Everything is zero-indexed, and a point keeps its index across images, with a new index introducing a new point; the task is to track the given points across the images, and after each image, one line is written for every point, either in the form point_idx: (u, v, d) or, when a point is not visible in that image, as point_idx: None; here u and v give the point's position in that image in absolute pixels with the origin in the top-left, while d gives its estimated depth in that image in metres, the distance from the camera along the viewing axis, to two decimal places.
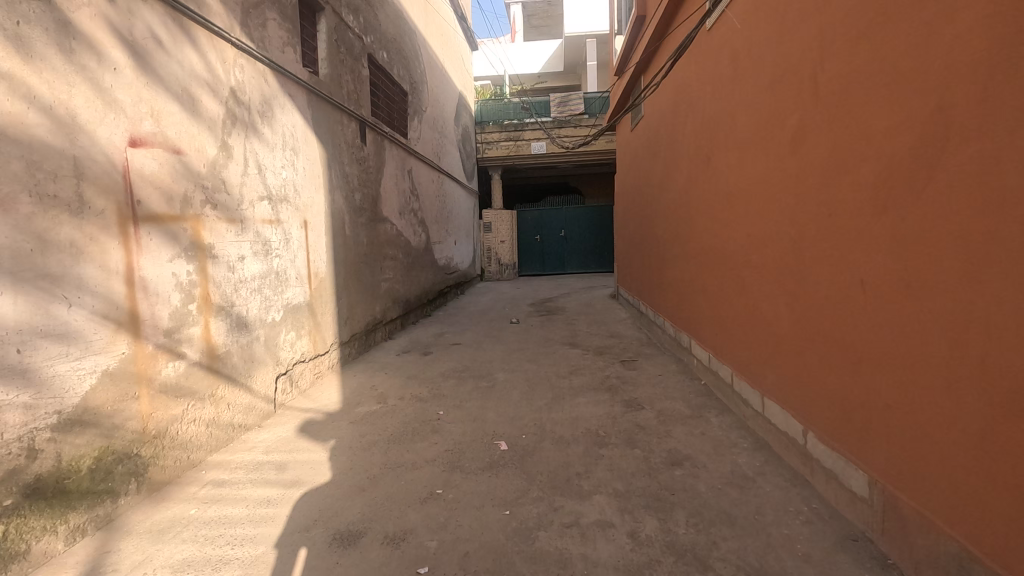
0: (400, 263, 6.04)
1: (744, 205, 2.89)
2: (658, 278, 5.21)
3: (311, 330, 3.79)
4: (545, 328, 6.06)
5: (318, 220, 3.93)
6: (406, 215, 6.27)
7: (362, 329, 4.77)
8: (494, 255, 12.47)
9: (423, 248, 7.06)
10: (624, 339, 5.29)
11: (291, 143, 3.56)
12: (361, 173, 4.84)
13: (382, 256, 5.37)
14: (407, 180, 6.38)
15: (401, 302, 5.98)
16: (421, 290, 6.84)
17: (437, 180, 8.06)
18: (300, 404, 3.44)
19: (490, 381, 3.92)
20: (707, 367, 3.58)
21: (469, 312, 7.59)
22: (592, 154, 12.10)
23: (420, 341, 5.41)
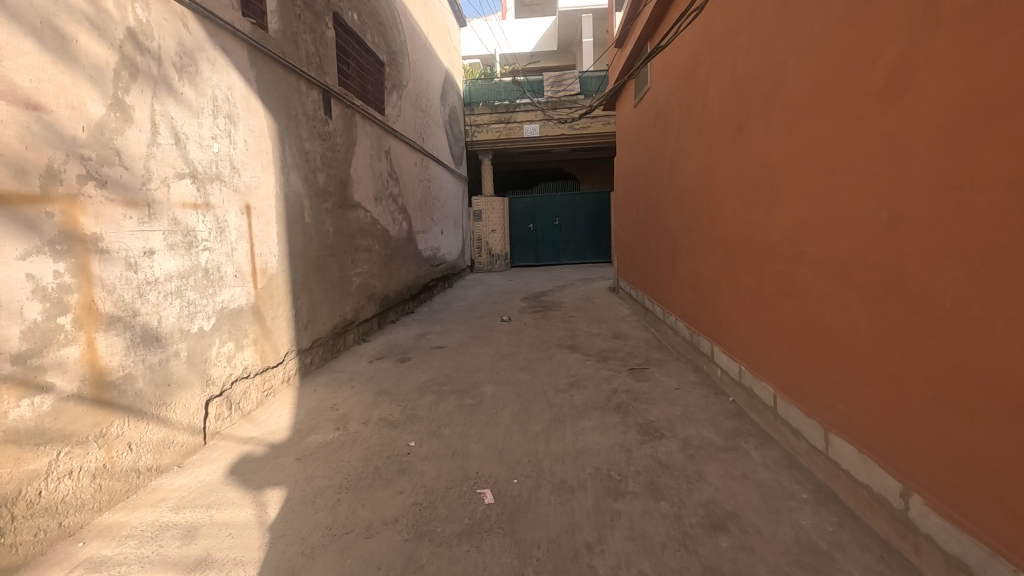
0: (377, 255, 5.36)
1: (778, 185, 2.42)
2: (666, 271, 4.68)
3: (258, 338, 3.12)
4: (540, 326, 5.43)
5: (266, 205, 3.25)
6: (383, 202, 5.59)
7: (328, 332, 4.12)
8: (484, 245, 11.79)
9: (405, 238, 6.39)
10: (629, 340, 4.66)
11: (226, 108, 2.87)
12: (325, 150, 4.14)
13: (353, 247, 4.69)
14: (385, 162, 5.69)
15: (377, 299, 5.31)
16: (401, 285, 6.18)
17: (420, 165, 7.37)
18: (239, 432, 2.79)
19: (475, 396, 3.29)
20: (737, 382, 2.96)
21: (456, 308, 6.93)
22: (588, 138, 11.41)
23: (398, 344, 4.76)
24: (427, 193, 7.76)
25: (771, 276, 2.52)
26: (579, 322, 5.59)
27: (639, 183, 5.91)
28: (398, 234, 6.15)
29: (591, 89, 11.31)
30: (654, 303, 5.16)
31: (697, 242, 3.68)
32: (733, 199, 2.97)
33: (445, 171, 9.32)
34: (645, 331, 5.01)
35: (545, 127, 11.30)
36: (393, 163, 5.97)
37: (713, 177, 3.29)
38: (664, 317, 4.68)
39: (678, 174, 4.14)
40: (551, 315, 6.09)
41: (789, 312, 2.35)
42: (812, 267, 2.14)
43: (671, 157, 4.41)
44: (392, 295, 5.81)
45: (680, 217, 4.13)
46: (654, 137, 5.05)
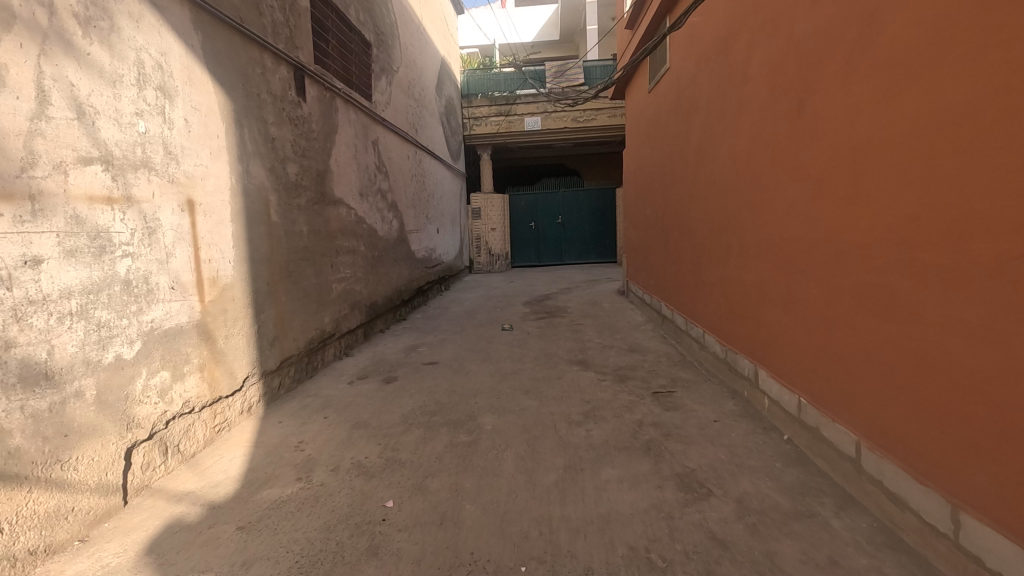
0: (363, 258, 4.79)
1: (848, 175, 1.96)
2: (684, 276, 4.27)
3: (206, 363, 2.56)
4: (545, 337, 4.87)
5: (218, 201, 2.68)
6: (370, 198, 5.03)
7: (301, 349, 3.55)
8: (483, 245, 11.22)
9: (396, 239, 5.83)
10: (648, 355, 4.10)
11: (158, 78, 2.29)
12: (298, 138, 3.58)
13: (333, 249, 4.13)
14: (372, 155, 5.12)
15: (363, 307, 4.74)
16: (392, 290, 5.61)
17: (414, 159, 6.80)
18: (174, 485, 2.22)
19: (472, 431, 2.72)
20: (796, 417, 2.41)
21: (453, 314, 6.37)
22: (593, 131, 10.85)
23: (385, 360, 4.20)
24: (422, 190, 7.19)
25: (833, 286, 2.09)
26: (588, 332, 5.02)
27: (651, 179, 5.46)
28: (388, 234, 5.58)
29: (595, 79, 10.74)
30: (670, 310, 4.71)
31: (725, 244, 3.28)
32: (776, 196, 2.56)
33: (442, 166, 8.75)
34: (665, 343, 4.45)
35: (548, 120, 10.74)
36: (382, 156, 5.40)
37: (748, 171, 2.88)
38: (688, 329, 4.13)
39: (702, 168, 3.72)
40: (557, 323, 5.52)
41: (867, 333, 1.88)
42: (892, 279, 1.74)
43: (692, 149, 3.98)
44: (381, 302, 5.24)
45: (703, 216, 3.71)
46: (670, 128, 4.62)
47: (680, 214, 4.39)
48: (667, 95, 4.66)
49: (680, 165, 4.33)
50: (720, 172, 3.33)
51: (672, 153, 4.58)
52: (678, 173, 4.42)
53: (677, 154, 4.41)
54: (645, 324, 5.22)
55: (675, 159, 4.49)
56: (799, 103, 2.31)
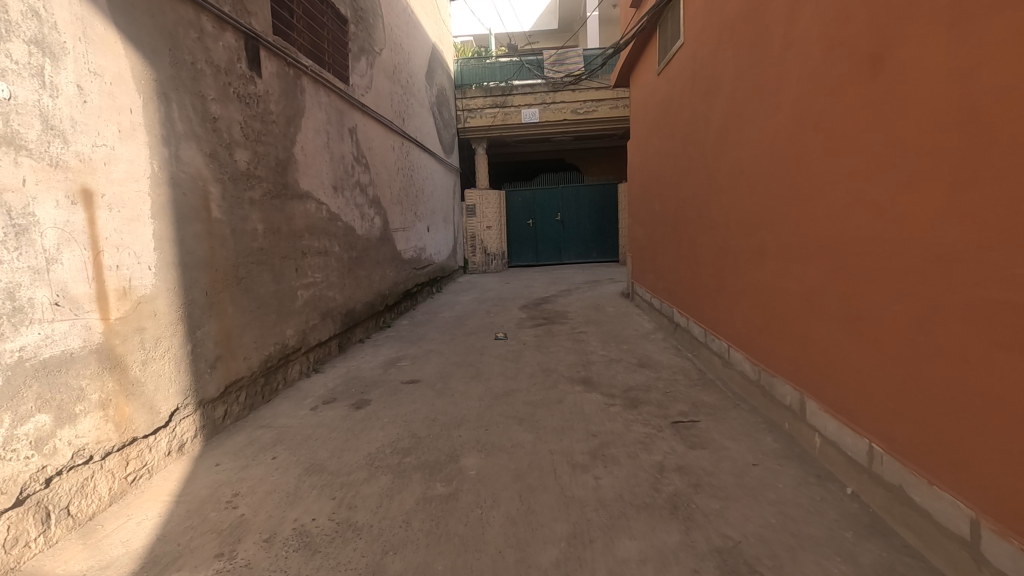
0: (338, 260, 4.25)
1: (947, 152, 1.48)
2: (697, 278, 3.84)
3: (110, 397, 2.01)
4: (543, 348, 4.34)
5: (131, 192, 2.13)
6: (347, 193, 4.49)
7: (255, 369, 3.01)
8: (478, 244, 10.69)
9: (378, 238, 5.29)
10: (662, 372, 3.56)
11: (32, 29, 1.74)
12: (250, 120, 3.03)
13: (298, 251, 3.58)
14: (349, 144, 4.58)
15: (337, 315, 4.21)
16: (373, 295, 5.07)
17: (400, 151, 6.26)
18: (52, 565, 1.68)
19: (451, 478, 2.18)
20: (865, 467, 1.88)
21: (443, 320, 5.83)
22: (593, 124, 10.30)
23: (360, 378, 3.66)
24: (410, 185, 6.65)
25: (917, 299, 1.60)
26: (591, 342, 4.49)
27: (658, 173, 5.02)
28: (369, 233, 5.04)
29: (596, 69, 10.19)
30: (683, 317, 4.24)
31: (752, 244, 2.82)
32: (822, 185, 2.10)
33: (433, 160, 8.21)
34: (679, 356, 3.92)
35: (546, 112, 10.19)
36: (361, 146, 4.85)
37: (785, 156, 2.40)
38: (708, 341, 3.59)
39: (721, 156, 3.26)
40: (556, 331, 4.98)
41: (976, 364, 1.39)
42: (1015, 292, 1.27)
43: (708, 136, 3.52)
44: (360, 308, 4.70)
45: (722, 211, 3.26)
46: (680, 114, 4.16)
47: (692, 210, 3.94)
48: (677, 77, 4.19)
49: (692, 154, 3.87)
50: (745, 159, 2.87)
51: (683, 141, 4.12)
52: (689, 165, 3.97)
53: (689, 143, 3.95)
54: (655, 333, 4.68)
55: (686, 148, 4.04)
56: (858, 69, 1.85)
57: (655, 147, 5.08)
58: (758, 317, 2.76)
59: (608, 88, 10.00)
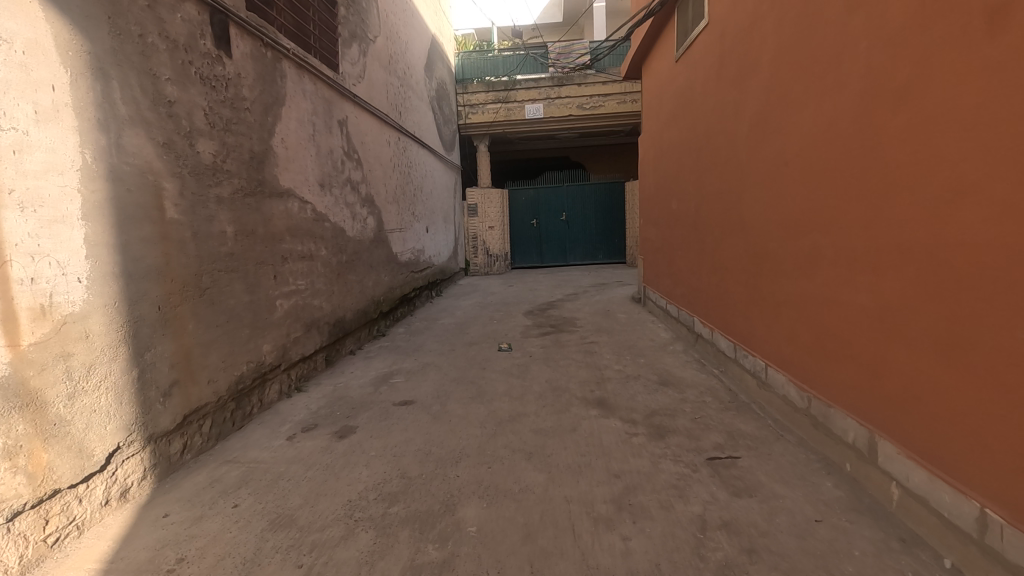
0: (325, 265, 3.85)
1: None
2: (719, 283, 3.56)
3: (20, 444, 1.60)
4: (552, 362, 3.93)
5: (51, 187, 1.74)
6: (336, 191, 4.10)
7: (223, 393, 2.61)
8: (480, 244, 10.29)
9: (372, 240, 4.90)
10: (687, 392, 3.16)
11: None
12: (217, 106, 2.63)
13: (277, 256, 3.19)
14: (339, 138, 4.18)
15: (325, 326, 3.81)
16: (366, 301, 4.67)
17: (397, 147, 5.87)
18: None
19: (446, 539, 1.78)
20: (972, 537, 1.48)
21: (442, 328, 5.43)
22: (600, 119, 9.89)
23: (347, 398, 3.26)
24: (408, 184, 6.26)
25: None
26: (603, 354, 4.09)
27: (673, 170, 4.72)
28: (361, 235, 4.64)
29: (603, 63, 9.80)
30: (704, 326, 3.88)
31: (787, 245, 2.55)
32: (880, 178, 1.83)
33: (433, 158, 7.81)
34: (703, 373, 3.52)
35: (551, 107, 9.78)
36: (352, 141, 4.46)
37: (846, 146, 2.02)
38: (739, 357, 3.19)
39: (749, 150, 2.98)
40: (565, 341, 4.57)
41: None
42: None
43: (733, 128, 3.22)
44: (350, 317, 4.30)
45: (750, 210, 2.98)
46: (700, 105, 3.86)
47: (712, 209, 3.66)
48: (698, 66, 3.86)
49: (714, 149, 3.58)
50: (781, 152, 2.58)
51: (703, 135, 3.82)
52: (710, 160, 3.68)
53: (710, 136, 3.65)
54: (673, 344, 4.28)
55: (707, 142, 3.74)
56: (932, 41, 1.57)
57: (670, 142, 4.77)
58: (795, 327, 2.49)
59: (616, 82, 9.59)
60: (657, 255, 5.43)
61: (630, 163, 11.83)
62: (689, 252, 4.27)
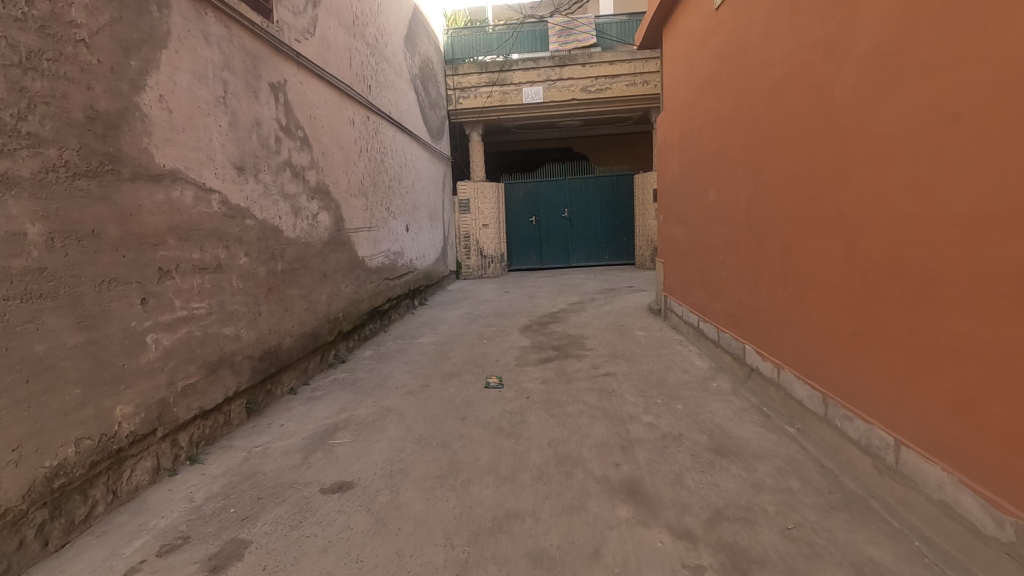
0: (245, 277, 2.81)
1: None
2: (779, 301, 2.66)
3: None
4: (556, 408, 2.90)
5: None
6: (265, 177, 3.05)
7: (14, 503, 1.57)
8: (472, 244, 9.26)
9: (326, 243, 3.87)
10: (759, 470, 2.13)
11: None
12: (2, 23, 1.58)
13: (151, 269, 2.14)
14: (270, 107, 3.13)
15: (244, 363, 2.77)
16: (316, 322, 3.64)
17: (365, 128, 4.82)
18: None
19: None
20: None
21: (419, 350, 4.40)
22: (606, 104, 8.85)
23: (257, 477, 2.22)
24: (381, 174, 5.22)
25: None
26: (623, 396, 3.06)
27: (706, 153, 3.79)
28: (309, 235, 3.60)
29: (610, 40, 8.74)
30: (761, 360, 2.90)
31: (925, 254, 1.65)
32: None
33: (416, 145, 6.77)
34: (773, 431, 2.48)
35: (551, 91, 8.73)
36: (293, 113, 3.41)
37: None
38: (836, 419, 2.16)
39: (844, 112, 2.07)
40: (571, 373, 3.54)
41: None
42: None
43: (812, 86, 2.31)
44: (289, 345, 3.26)
45: (845, 201, 2.08)
46: (751, 63, 2.93)
47: (769, 203, 2.76)
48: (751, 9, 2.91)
49: (774, 118, 2.67)
50: (918, 108, 1.68)
51: (754, 104, 2.91)
52: (765, 135, 2.77)
53: (769, 103, 2.73)
54: (716, 380, 3.24)
55: (761, 111, 2.82)
56: None
57: (702, 118, 3.85)
58: (942, 382, 1.58)
59: (625, 61, 8.55)
60: (681, 260, 4.54)
61: (639, 154, 10.78)
62: (731, 257, 3.37)
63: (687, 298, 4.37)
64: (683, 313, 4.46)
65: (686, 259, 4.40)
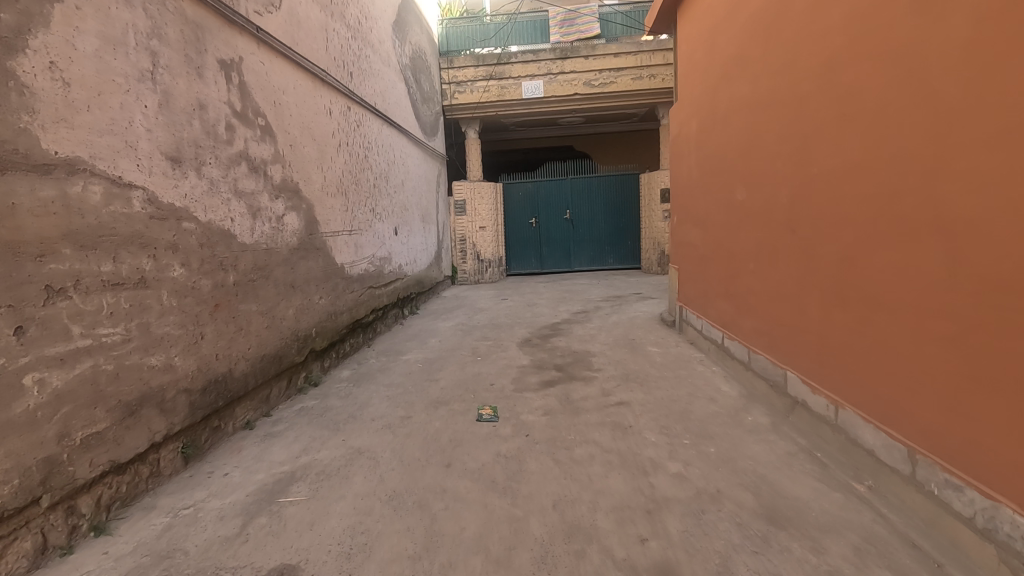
0: (182, 294, 2.31)
1: None
2: (835, 322, 2.17)
3: None
4: (561, 452, 2.39)
5: None
6: (211, 171, 2.54)
7: None
8: (468, 248, 8.76)
9: (294, 249, 3.36)
10: (831, 551, 1.62)
11: None
12: None
13: (32, 288, 1.63)
14: (219, 88, 2.63)
15: (179, 398, 2.26)
16: (280, 341, 3.13)
17: (345, 119, 4.31)
18: None
19: None
20: None
21: (403, 370, 3.88)
22: (611, 99, 8.36)
23: (176, 558, 1.71)
24: (365, 171, 4.71)
25: None
26: (641, 434, 2.55)
27: (731, 146, 3.31)
28: (271, 241, 3.08)
29: (615, 31, 8.23)
30: (809, 392, 2.40)
31: None
32: None
33: (406, 142, 6.27)
34: (836, 489, 1.97)
35: (553, 85, 8.24)
36: (251, 97, 2.91)
37: None
38: (932, 483, 1.66)
39: (944, 79, 1.58)
40: (577, 402, 3.03)
41: None
42: None
43: (889, 53, 1.82)
44: (244, 371, 2.75)
45: (943, 196, 1.59)
46: (795, 34, 2.44)
47: (820, 203, 2.28)
48: None
49: (830, 98, 2.18)
50: None
51: (799, 83, 2.42)
52: (815, 120, 2.29)
53: (822, 78, 2.24)
54: (751, 412, 2.73)
55: (811, 90, 2.33)
56: None
57: (725, 107, 3.37)
58: None
59: (630, 54, 8.05)
60: (700, 268, 4.06)
61: (643, 152, 10.29)
62: (765, 266, 2.88)
63: (708, 311, 3.88)
64: (704, 328, 3.97)
65: (706, 267, 3.92)
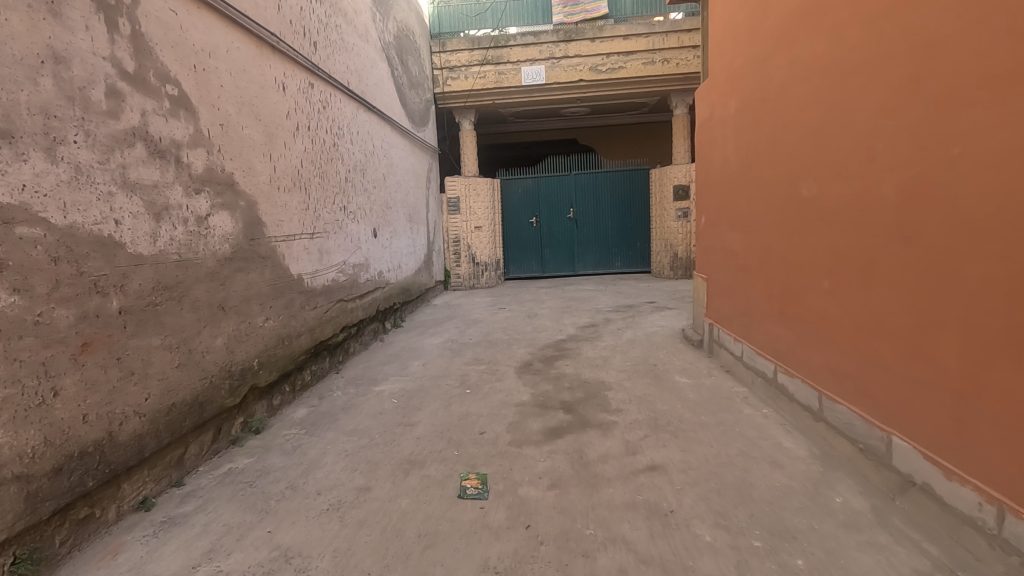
0: (13, 332, 1.55)
1: None
2: (996, 377, 1.45)
3: None
4: (577, 563, 1.63)
5: None
6: (76, 153, 1.78)
7: None
8: (463, 250, 8.00)
9: (226, 259, 2.60)
10: None
11: None
12: None
13: None
14: (93, 36, 1.87)
15: (3, 492, 1.50)
16: (201, 382, 2.37)
17: (306, 98, 3.55)
18: None
19: None
20: None
21: (373, 408, 3.13)
22: (620, 86, 7.59)
23: None
24: (333, 163, 3.96)
25: None
26: (689, 528, 1.80)
27: (791, 128, 2.58)
28: (188, 249, 2.33)
29: (625, 10, 7.45)
30: (940, 476, 1.65)
31: None
32: None
33: (389, 131, 5.51)
34: None
35: (555, 70, 7.48)
36: (153, 55, 2.15)
37: None
38: None
39: None
40: (593, 466, 2.27)
41: None
42: None
43: None
44: (138, 431, 2.00)
45: None
46: None
47: (965, 197, 1.55)
48: None
49: (991, 41, 1.46)
50: None
51: (922, 28, 1.71)
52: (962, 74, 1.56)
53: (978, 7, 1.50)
54: (836, 489, 1.98)
55: (948, 35, 1.61)
56: None
57: (783, 79, 2.65)
58: None
59: (641, 35, 7.28)
60: (740, 283, 3.32)
61: (653, 146, 9.53)
62: (847, 286, 2.15)
63: (752, 336, 3.14)
64: (746, 357, 3.22)
65: (748, 281, 3.18)
